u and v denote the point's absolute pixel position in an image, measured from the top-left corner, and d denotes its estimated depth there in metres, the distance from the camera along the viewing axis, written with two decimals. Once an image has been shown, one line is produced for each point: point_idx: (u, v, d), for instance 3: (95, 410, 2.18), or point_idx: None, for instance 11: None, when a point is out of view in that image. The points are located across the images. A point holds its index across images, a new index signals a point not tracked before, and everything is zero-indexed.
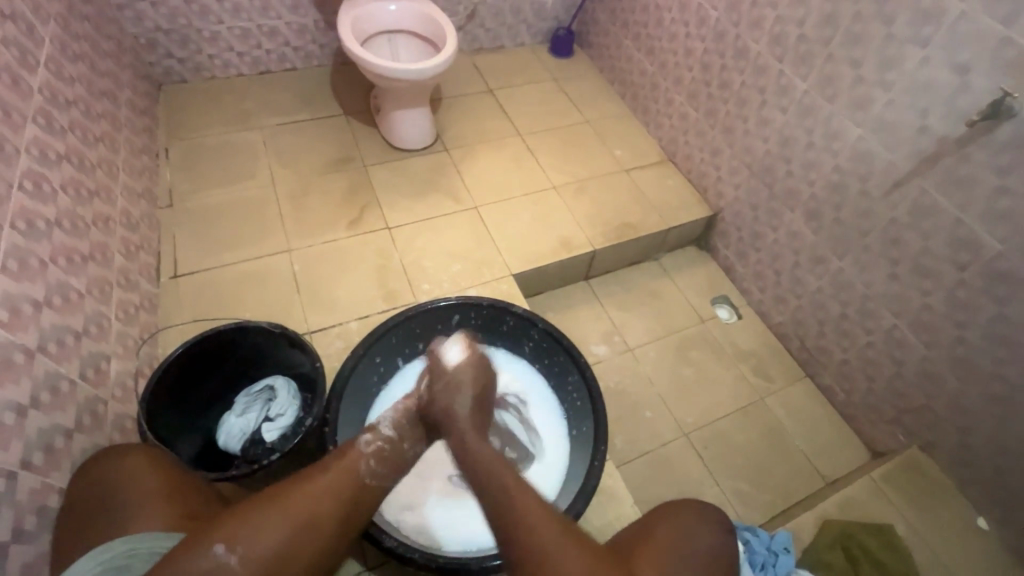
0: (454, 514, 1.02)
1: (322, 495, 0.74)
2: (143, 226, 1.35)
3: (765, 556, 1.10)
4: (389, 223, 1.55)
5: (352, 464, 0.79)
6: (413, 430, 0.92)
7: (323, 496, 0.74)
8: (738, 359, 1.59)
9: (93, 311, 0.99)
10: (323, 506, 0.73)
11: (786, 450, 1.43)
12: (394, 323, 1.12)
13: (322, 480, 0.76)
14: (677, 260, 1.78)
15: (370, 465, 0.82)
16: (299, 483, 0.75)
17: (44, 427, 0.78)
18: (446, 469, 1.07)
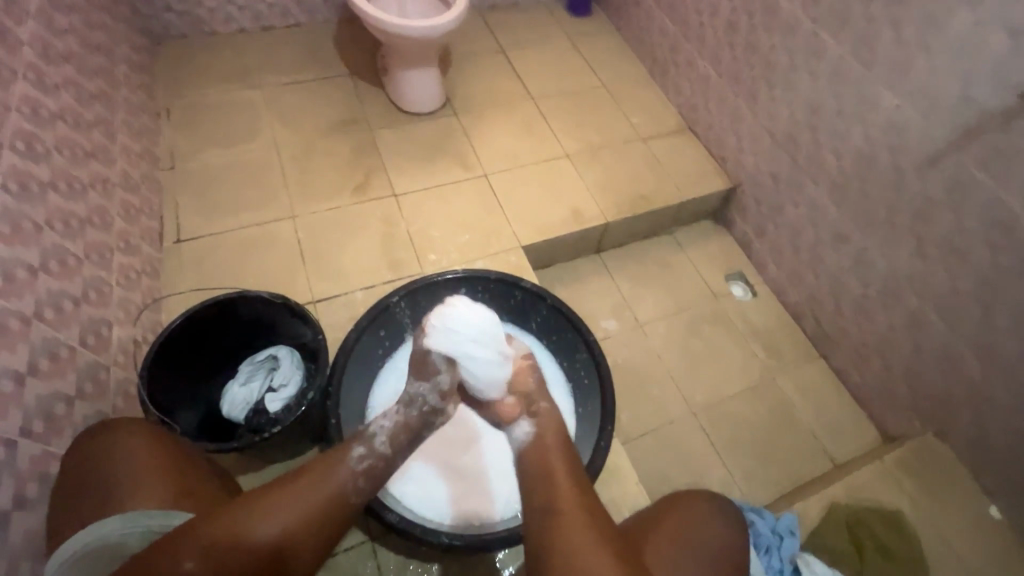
0: (473, 480, 1.02)
1: (304, 510, 0.71)
2: (144, 189, 1.32)
3: (770, 538, 1.09)
4: (395, 190, 1.50)
5: (340, 472, 0.75)
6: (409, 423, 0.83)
7: (303, 509, 0.71)
8: (751, 337, 1.55)
9: (92, 276, 0.97)
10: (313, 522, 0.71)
11: (795, 431, 1.41)
12: (399, 297, 1.09)
13: (304, 491, 0.72)
14: (692, 233, 1.72)
15: (362, 459, 0.77)
16: (284, 485, 0.72)
17: (44, 395, 0.77)
18: (429, 482, 1.01)
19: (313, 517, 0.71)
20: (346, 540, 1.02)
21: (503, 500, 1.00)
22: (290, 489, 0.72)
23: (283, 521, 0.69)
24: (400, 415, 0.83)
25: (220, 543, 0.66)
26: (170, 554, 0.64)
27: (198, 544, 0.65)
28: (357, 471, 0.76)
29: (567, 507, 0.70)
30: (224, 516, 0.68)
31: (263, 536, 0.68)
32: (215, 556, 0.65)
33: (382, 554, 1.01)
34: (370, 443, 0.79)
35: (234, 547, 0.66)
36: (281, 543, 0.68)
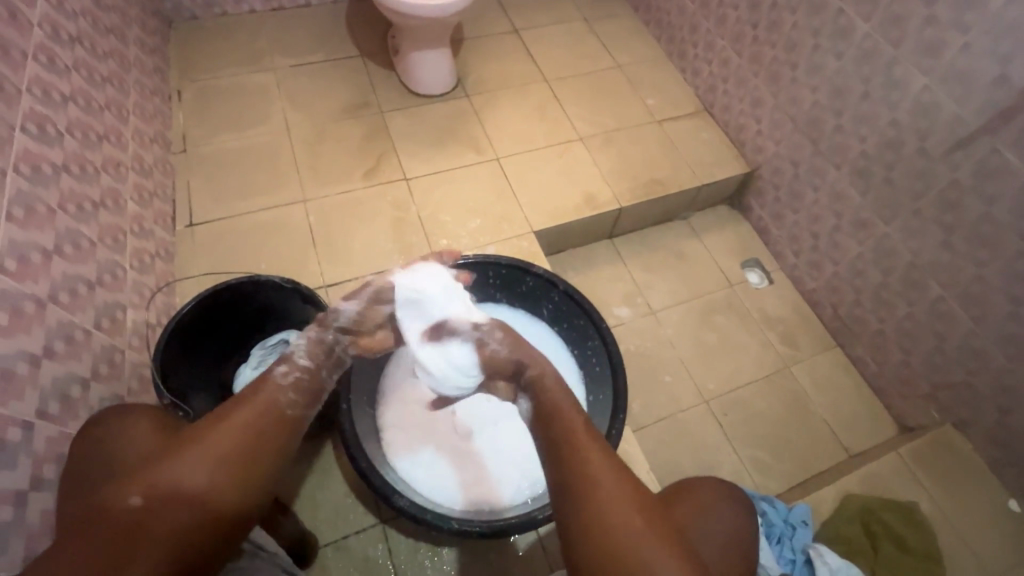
0: (471, 467, 1.02)
1: (246, 434, 0.70)
2: (157, 172, 1.32)
3: (782, 528, 1.08)
4: (406, 174, 1.49)
5: (272, 394, 0.75)
6: (327, 343, 0.84)
7: (238, 434, 0.69)
8: (766, 325, 1.53)
9: (106, 260, 0.98)
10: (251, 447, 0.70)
11: (809, 421, 1.39)
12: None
13: (236, 419, 0.70)
14: (707, 219, 1.69)
15: (287, 374, 0.77)
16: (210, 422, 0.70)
17: (60, 376, 0.78)
18: (428, 479, 1.00)
19: (255, 435, 0.71)
20: (358, 523, 1.03)
21: (513, 487, 1.00)
22: (223, 418, 0.71)
23: (225, 444, 0.68)
24: (318, 331, 0.85)
25: (163, 478, 0.63)
26: (108, 502, 0.60)
27: (137, 485, 0.62)
28: (284, 385, 0.76)
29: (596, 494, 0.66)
30: (159, 456, 0.66)
31: (206, 459, 0.66)
32: (161, 491, 0.62)
33: (392, 536, 1.02)
34: (291, 359, 0.80)
35: (178, 477, 0.64)
36: (223, 465, 0.67)
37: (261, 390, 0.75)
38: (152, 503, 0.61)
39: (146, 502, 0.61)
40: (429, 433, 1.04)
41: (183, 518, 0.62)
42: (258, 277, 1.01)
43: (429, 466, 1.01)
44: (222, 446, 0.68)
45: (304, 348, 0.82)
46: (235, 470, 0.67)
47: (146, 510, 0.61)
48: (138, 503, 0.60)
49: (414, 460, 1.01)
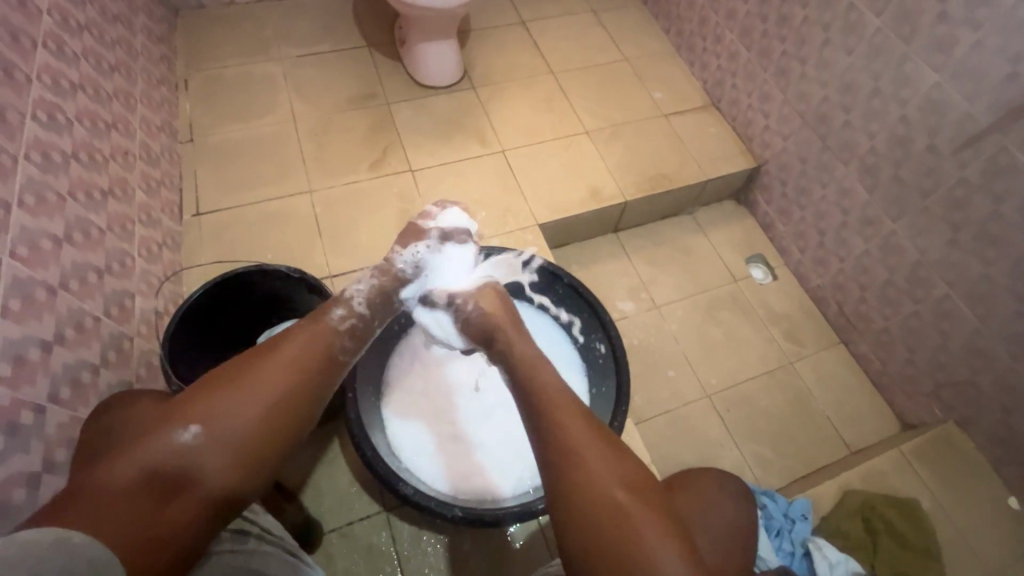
0: (474, 458, 1.02)
1: (294, 377, 0.72)
2: (164, 162, 1.33)
3: (782, 522, 1.09)
4: (412, 165, 1.49)
5: (327, 334, 0.77)
6: (381, 291, 0.86)
7: (285, 378, 0.71)
8: (770, 321, 1.53)
9: (115, 248, 0.99)
10: (297, 393, 0.71)
11: (811, 416, 1.40)
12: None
13: (284, 362, 0.72)
14: (712, 214, 1.69)
15: (343, 321, 0.79)
16: (261, 361, 0.71)
17: (70, 362, 0.79)
18: (431, 467, 1.01)
19: (302, 385, 0.72)
20: (362, 511, 1.04)
21: (516, 477, 1.01)
22: (276, 360, 0.72)
23: (271, 392, 0.69)
24: (376, 276, 0.87)
25: (214, 416, 0.66)
26: (165, 430, 0.64)
27: (192, 418, 0.65)
28: (341, 331, 0.78)
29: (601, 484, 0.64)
30: (213, 390, 0.67)
31: (253, 403, 0.68)
32: (211, 429, 0.65)
33: (396, 524, 1.04)
34: (349, 304, 0.81)
35: (229, 419, 0.66)
36: (268, 411, 0.68)
37: (319, 331, 0.77)
38: (203, 441, 0.64)
39: (198, 439, 0.64)
40: (433, 423, 1.05)
41: (229, 458, 0.65)
42: (264, 266, 1.01)
43: (432, 454, 1.02)
44: (268, 393, 0.69)
45: (364, 296, 0.83)
46: (280, 417, 0.69)
47: (198, 446, 0.64)
48: (192, 438, 0.64)
49: (418, 448, 1.02)
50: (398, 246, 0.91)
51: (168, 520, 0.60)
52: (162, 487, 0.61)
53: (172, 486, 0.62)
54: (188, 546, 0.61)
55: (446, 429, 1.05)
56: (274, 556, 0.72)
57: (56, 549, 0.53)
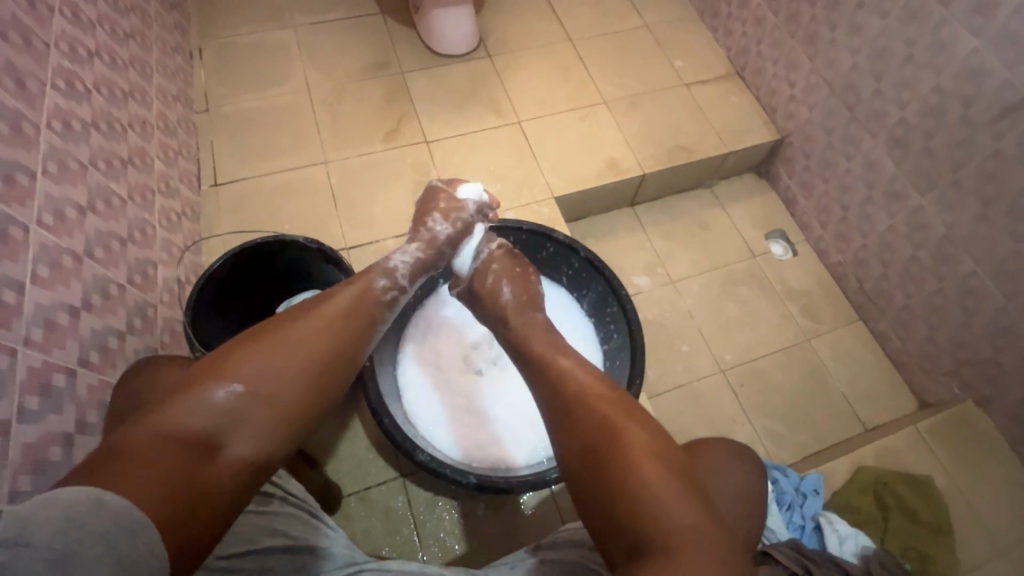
0: (492, 427, 1.04)
1: (332, 333, 0.70)
2: (181, 131, 1.33)
3: (792, 496, 1.09)
4: (427, 136, 1.47)
5: (371, 302, 0.77)
6: (421, 263, 0.88)
7: (324, 333, 0.69)
8: (787, 298, 1.51)
9: (136, 217, 1.00)
10: (335, 351, 0.69)
11: (827, 393, 1.39)
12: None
13: (322, 320, 0.70)
14: (731, 188, 1.66)
15: (386, 291, 0.80)
16: (300, 317, 0.69)
17: (98, 329, 0.81)
18: (450, 434, 1.03)
19: (340, 346, 0.70)
20: (380, 476, 1.07)
21: (529, 448, 1.03)
22: (316, 319, 0.70)
23: (309, 348, 0.67)
24: (421, 250, 0.90)
25: (257, 373, 0.62)
26: (206, 386, 0.60)
27: (233, 375, 0.61)
28: (383, 301, 0.79)
29: (614, 432, 0.66)
30: (253, 348, 0.64)
31: (292, 358, 0.65)
32: (254, 387, 0.62)
33: (412, 489, 1.07)
34: (392, 274, 0.82)
35: (268, 372, 0.63)
36: (309, 365, 0.66)
37: (364, 296, 0.77)
38: (247, 398, 0.61)
39: (241, 396, 0.61)
40: (453, 391, 1.07)
41: (270, 418, 0.62)
42: (283, 235, 1.01)
43: (449, 421, 1.04)
44: (310, 353, 0.67)
45: (407, 267, 0.84)
46: (321, 378, 0.67)
47: (240, 404, 0.60)
48: (234, 395, 0.60)
49: (436, 413, 1.05)
50: (434, 219, 0.94)
51: (210, 479, 0.56)
52: (203, 442, 0.57)
53: (210, 442, 0.57)
54: (231, 508, 0.57)
55: (464, 398, 1.07)
56: (292, 514, 0.74)
57: (94, 514, 0.46)
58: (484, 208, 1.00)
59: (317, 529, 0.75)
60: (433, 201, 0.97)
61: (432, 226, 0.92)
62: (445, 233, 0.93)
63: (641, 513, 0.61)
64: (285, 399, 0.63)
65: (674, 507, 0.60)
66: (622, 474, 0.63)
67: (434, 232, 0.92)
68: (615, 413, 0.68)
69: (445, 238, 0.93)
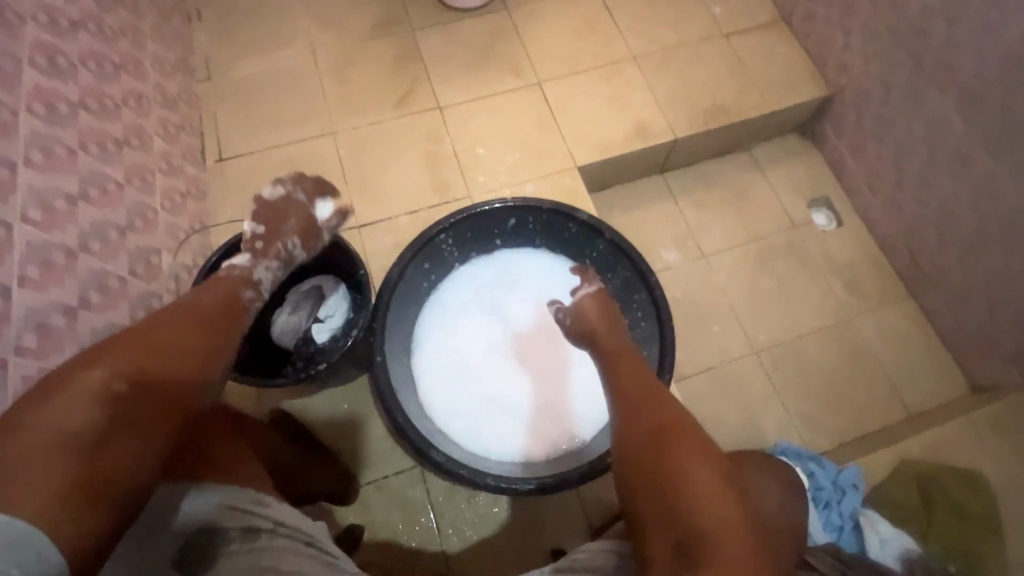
0: (516, 416, 1.00)
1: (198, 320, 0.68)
2: (182, 103, 1.26)
3: (830, 494, 1.02)
4: (440, 101, 1.37)
5: (240, 304, 0.76)
6: (275, 281, 0.85)
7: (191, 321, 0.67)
8: (830, 272, 1.40)
9: (135, 202, 0.95)
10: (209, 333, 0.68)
11: (870, 375, 1.30)
12: (447, 235, 1.01)
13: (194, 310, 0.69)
14: (772, 151, 1.52)
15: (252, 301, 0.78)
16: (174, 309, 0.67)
17: (97, 327, 0.78)
18: (472, 426, 0.98)
19: (214, 337, 0.68)
20: (398, 465, 1.05)
21: (554, 438, 0.99)
22: (180, 315, 0.67)
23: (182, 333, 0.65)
24: (278, 268, 0.85)
25: (130, 362, 0.59)
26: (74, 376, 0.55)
27: (107, 367, 0.57)
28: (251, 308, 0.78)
29: (665, 434, 0.67)
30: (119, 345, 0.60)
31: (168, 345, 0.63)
32: (131, 377, 0.58)
33: (430, 479, 1.04)
34: (257, 286, 0.80)
35: (144, 361, 0.60)
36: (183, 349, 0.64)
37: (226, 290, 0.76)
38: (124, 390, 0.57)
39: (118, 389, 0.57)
40: (471, 380, 1.02)
41: (153, 408, 0.59)
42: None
43: (470, 412, 0.99)
44: (183, 343, 0.64)
45: (269, 281, 0.83)
46: (198, 364, 0.65)
47: (119, 396, 0.57)
48: (112, 393, 0.56)
49: (455, 404, 1.00)
50: (291, 237, 0.87)
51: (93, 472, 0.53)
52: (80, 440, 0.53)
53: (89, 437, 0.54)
54: (121, 501, 0.55)
55: (483, 387, 1.01)
56: (272, 548, 0.66)
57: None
58: (336, 231, 0.95)
59: (311, 559, 0.67)
60: (280, 212, 0.89)
61: (288, 244, 0.87)
62: (301, 258, 0.89)
63: (689, 512, 0.62)
64: (165, 385, 0.61)
65: (714, 504, 0.61)
66: (676, 476, 0.64)
67: (288, 252, 0.87)
68: (665, 414, 0.69)
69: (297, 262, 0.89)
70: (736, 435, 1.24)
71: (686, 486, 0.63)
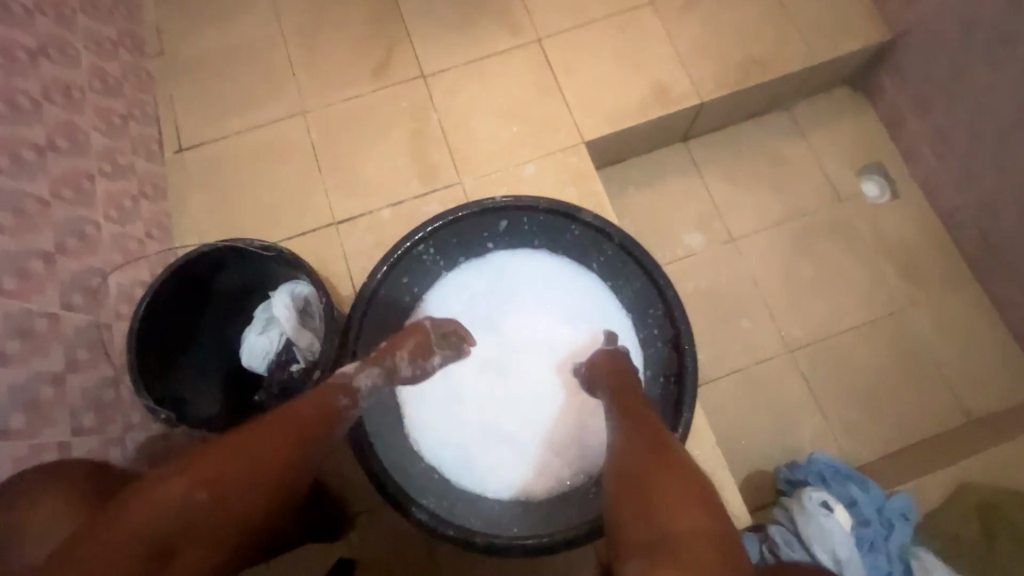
0: (522, 444, 0.88)
1: (294, 436, 0.65)
2: (128, 87, 1.10)
3: (876, 530, 0.90)
4: (424, 68, 1.18)
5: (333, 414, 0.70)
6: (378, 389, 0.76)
7: (288, 437, 0.65)
8: (880, 254, 1.21)
9: (67, 218, 0.83)
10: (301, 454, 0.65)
11: (922, 374, 1.14)
12: (427, 245, 0.88)
13: (298, 419, 0.67)
14: (815, 109, 1.29)
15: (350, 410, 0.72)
16: (279, 420, 0.65)
17: (20, 383, 0.67)
18: (472, 460, 0.86)
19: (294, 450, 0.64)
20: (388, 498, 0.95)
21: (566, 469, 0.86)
22: (281, 424, 0.65)
23: (276, 453, 0.63)
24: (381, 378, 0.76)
25: (221, 479, 0.58)
26: (175, 483, 0.55)
27: (205, 482, 0.57)
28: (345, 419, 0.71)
29: (661, 451, 0.63)
30: (214, 450, 0.59)
31: (258, 464, 0.61)
32: (218, 499, 0.57)
33: None
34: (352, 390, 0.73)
35: (232, 481, 0.59)
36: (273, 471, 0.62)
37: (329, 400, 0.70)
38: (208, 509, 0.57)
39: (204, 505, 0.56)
40: (467, 406, 0.89)
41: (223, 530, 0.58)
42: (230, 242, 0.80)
43: (469, 443, 0.87)
44: (277, 463, 0.62)
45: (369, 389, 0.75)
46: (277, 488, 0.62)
47: (199, 515, 0.56)
48: (196, 506, 0.56)
49: (449, 435, 0.88)
50: (402, 352, 0.78)
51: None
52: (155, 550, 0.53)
53: (163, 550, 0.54)
54: None
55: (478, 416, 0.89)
56: None
57: None
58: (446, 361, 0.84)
59: None
60: (405, 330, 0.80)
61: (397, 356, 0.77)
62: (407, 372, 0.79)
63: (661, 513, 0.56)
64: (240, 506, 0.59)
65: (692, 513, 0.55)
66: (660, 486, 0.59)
67: (395, 365, 0.77)
68: (665, 438, 0.66)
69: (405, 376, 0.79)
70: (766, 446, 1.11)
71: (667, 494, 0.57)
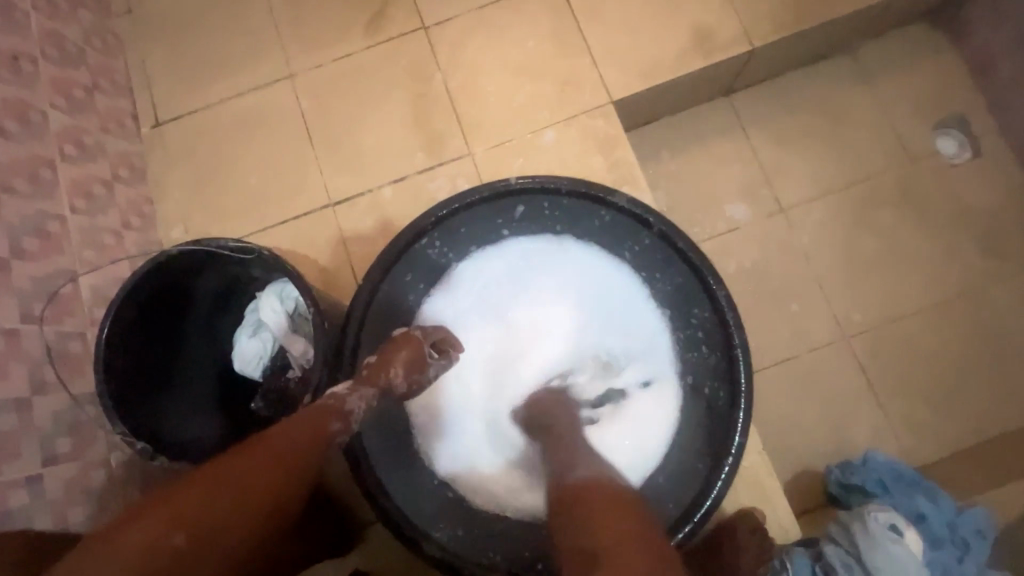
0: None
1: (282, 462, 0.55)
2: (91, 52, 0.97)
3: (949, 548, 0.82)
4: (425, 18, 1.02)
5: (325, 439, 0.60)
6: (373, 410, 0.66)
7: (275, 464, 0.55)
8: (956, 224, 1.05)
9: (23, 216, 0.73)
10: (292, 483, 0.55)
11: (1000, 363, 1.01)
12: (434, 237, 0.76)
13: (284, 442, 0.56)
14: (885, 52, 1.10)
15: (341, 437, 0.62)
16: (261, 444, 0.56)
17: None
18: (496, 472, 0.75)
19: (290, 481, 0.55)
20: None
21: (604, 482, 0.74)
22: (264, 448, 0.55)
23: (259, 483, 0.53)
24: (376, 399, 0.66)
25: (193, 518, 0.49)
26: (137, 526, 0.48)
27: (173, 524, 0.49)
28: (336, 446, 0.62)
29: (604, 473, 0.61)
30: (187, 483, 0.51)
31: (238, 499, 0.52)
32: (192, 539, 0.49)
33: None
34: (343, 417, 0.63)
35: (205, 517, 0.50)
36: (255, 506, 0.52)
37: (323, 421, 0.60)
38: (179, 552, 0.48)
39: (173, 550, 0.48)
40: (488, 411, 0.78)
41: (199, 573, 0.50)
42: (199, 243, 0.69)
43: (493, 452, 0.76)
44: (260, 497, 0.53)
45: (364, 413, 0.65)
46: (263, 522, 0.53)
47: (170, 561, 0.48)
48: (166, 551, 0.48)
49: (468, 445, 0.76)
50: (396, 368, 0.66)
51: None
52: None
53: None
54: None
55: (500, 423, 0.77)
56: None
57: None
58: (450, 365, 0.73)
59: None
60: (395, 341, 0.69)
61: (391, 374, 0.66)
62: (405, 389, 0.68)
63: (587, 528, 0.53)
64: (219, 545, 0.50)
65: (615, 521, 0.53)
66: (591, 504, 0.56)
67: (391, 383, 0.66)
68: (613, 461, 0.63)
69: (403, 393, 0.68)
70: (817, 444, 1.00)
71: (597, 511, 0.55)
